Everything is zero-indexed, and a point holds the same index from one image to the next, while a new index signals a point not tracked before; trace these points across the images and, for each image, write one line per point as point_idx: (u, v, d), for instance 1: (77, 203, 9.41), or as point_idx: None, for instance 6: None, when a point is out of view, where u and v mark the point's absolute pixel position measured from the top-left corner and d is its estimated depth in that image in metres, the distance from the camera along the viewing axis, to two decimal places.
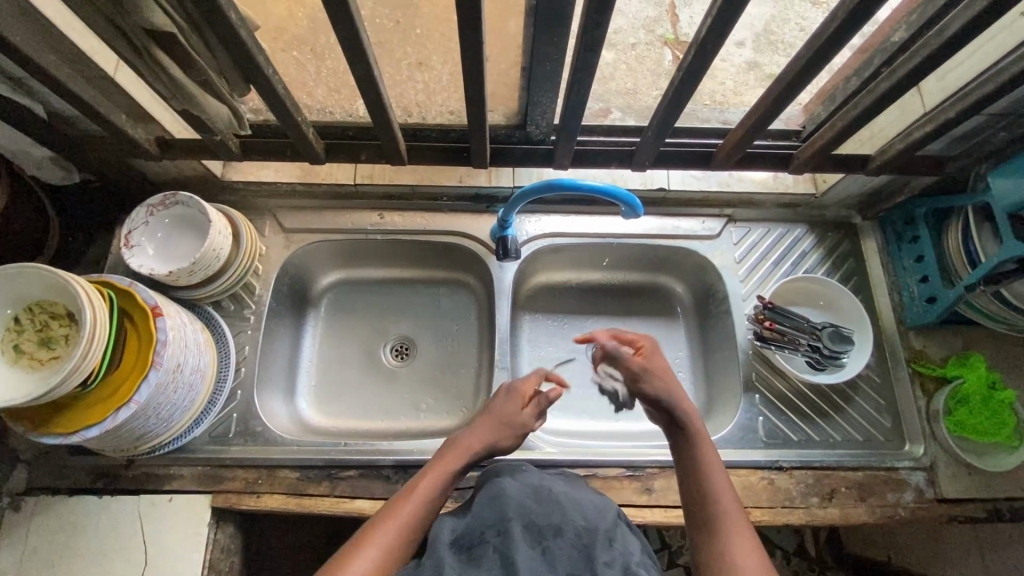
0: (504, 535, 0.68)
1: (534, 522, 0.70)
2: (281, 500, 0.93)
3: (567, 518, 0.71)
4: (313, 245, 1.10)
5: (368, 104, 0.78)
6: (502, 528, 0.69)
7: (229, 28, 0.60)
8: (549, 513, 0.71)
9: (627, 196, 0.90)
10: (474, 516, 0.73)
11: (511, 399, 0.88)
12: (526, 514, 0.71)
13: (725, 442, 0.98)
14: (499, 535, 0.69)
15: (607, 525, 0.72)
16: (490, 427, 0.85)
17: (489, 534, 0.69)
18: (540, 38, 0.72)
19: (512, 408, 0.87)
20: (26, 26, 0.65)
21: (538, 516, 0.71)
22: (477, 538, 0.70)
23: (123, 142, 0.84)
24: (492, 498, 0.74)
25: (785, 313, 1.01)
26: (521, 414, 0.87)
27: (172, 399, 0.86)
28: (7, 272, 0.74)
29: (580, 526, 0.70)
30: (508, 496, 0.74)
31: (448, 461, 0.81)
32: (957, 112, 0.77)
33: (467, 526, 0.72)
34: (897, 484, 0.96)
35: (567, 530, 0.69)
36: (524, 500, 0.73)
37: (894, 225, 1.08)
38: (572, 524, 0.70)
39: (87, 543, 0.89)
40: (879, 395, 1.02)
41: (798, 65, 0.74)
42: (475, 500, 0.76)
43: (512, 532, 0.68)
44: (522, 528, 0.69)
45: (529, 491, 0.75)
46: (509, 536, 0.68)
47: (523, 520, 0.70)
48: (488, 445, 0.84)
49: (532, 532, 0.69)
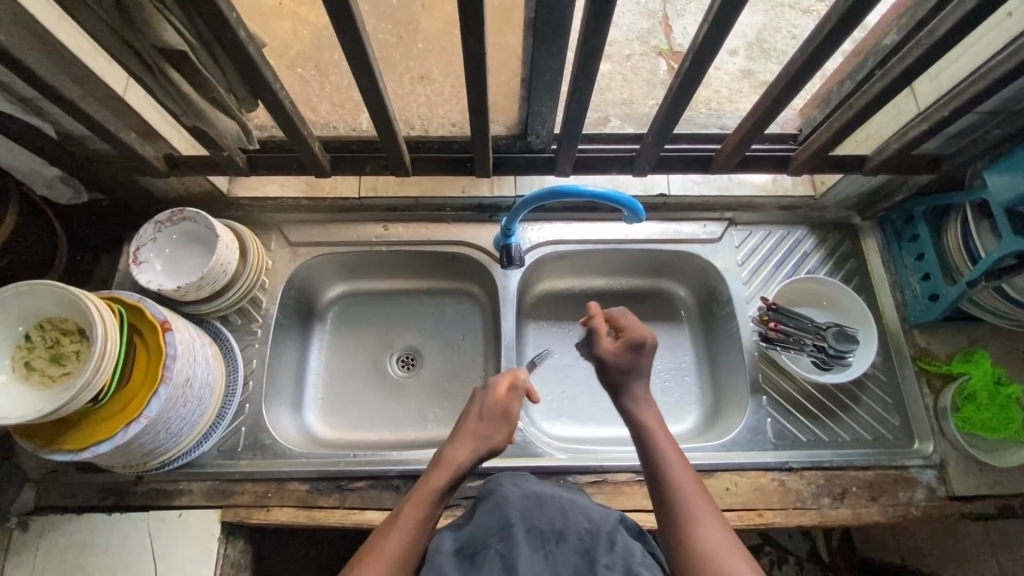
0: (506, 541, 0.69)
1: (537, 527, 0.71)
2: (291, 513, 0.93)
3: (569, 522, 0.71)
4: (319, 258, 1.11)
5: (374, 117, 0.80)
6: (506, 534, 0.70)
7: (239, 45, 0.61)
8: (552, 518, 0.72)
9: (629, 201, 0.90)
10: (475, 524, 0.72)
11: (489, 402, 0.86)
12: (528, 520, 0.71)
13: (734, 445, 0.98)
14: (503, 541, 0.69)
15: (609, 526, 0.71)
16: (472, 434, 0.82)
17: (493, 540, 0.69)
18: (541, 49, 0.74)
19: (496, 416, 0.85)
20: (40, 49, 0.66)
21: (541, 522, 0.71)
22: (479, 543, 0.69)
23: (132, 160, 0.86)
24: (493, 506, 0.74)
25: (789, 314, 1.02)
26: (505, 413, 0.85)
27: (182, 413, 0.87)
28: (17, 289, 0.75)
29: (584, 529, 0.70)
30: (509, 503, 0.74)
31: (434, 477, 0.77)
32: (951, 111, 0.79)
33: (469, 532, 0.71)
34: (907, 483, 0.95)
35: (569, 534, 0.70)
36: (527, 506, 0.73)
37: (893, 224, 1.09)
38: (575, 527, 0.71)
39: (97, 561, 0.89)
40: (886, 394, 1.02)
41: (790, 70, 0.76)
42: (477, 509, 0.75)
43: (514, 538, 0.68)
44: (524, 534, 0.69)
45: (531, 498, 0.75)
46: (511, 542, 0.68)
47: (526, 526, 0.71)
48: (476, 451, 0.80)
49: (534, 537, 0.69)
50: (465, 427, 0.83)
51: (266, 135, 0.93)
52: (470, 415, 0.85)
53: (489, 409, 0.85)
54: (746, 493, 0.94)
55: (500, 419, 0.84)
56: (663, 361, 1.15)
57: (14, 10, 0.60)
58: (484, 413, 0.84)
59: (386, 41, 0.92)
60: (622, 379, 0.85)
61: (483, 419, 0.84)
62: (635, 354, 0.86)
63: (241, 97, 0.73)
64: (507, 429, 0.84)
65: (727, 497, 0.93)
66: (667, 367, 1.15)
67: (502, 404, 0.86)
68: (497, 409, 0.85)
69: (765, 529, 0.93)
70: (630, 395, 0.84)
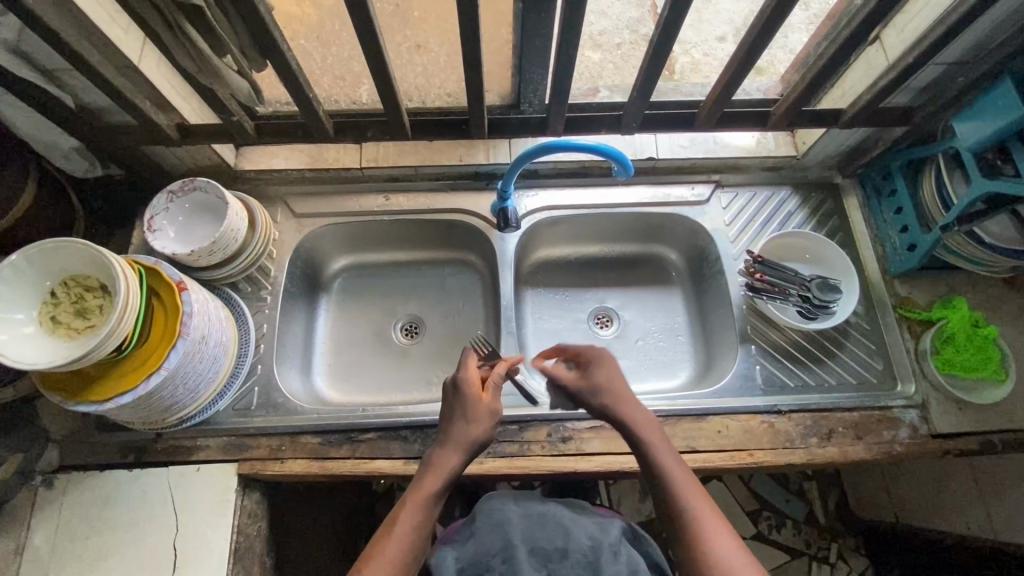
0: (509, 562, 0.79)
1: (539, 547, 0.81)
2: (304, 465, 0.97)
3: (570, 539, 0.81)
4: (323, 228, 1.16)
5: (376, 81, 0.85)
6: (507, 556, 0.80)
7: (250, 4, 0.67)
8: (553, 537, 0.82)
9: (618, 154, 0.94)
10: (478, 545, 0.82)
11: (466, 399, 0.85)
12: (530, 540, 0.81)
13: (725, 391, 1.03)
14: (505, 563, 0.79)
15: (610, 539, 0.82)
16: (455, 434, 0.83)
17: (495, 561, 0.80)
18: (532, 9, 0.79)
19: (475, 410, 0.84)
20: (64, 14, 0.71)
21: (542, 541, 0.82)
22: (483, 565, 0.80)
23: (147, 128, 0.90)
24: (497, 526, 0.83)
25: (775, 266, 1.07)
26: (484, 405, 0.85)
27: (198, 369, 0.91)
28: (44, 247, 0.80)
29: (586, 545, 0.81)
30: (512, 525, 0.83)
31: (426, 483, 0.79)
32: (915, 58, 0.84)
33: (472, 555, 0.81)
34: (891, 422, 1.00)
35: (571, 551, 0.80)
36: (529, 527, 0.83)
37: (872, 180, 1.14)
38: (577, 544, 0.81)
39: (119, 514, 0.94)
40: (869, 340, 1.07)
41: (763, 18, 0.81)
42: (481, 527, 0.85)
43: (516, 560, 0.78)
44: (527, 554, 0.80)
45: (532, 517, 0.84)
46: (514, 563, 0.78)
47: (528, 546, 0.81)
48: (463, 451, 0.82)
49: (537, 557, 0.80)
50: (449, 428, 0.84)
51: (272, 106, 0.98)
52: (453, 414, 0.85)
53: (465, 409, 0.84)
54: (737, 435, 0.98)
55: (480, 414, 0.84)
56: (656, 322, 1.20)
57: None
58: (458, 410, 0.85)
59: (386, 9, 1.00)
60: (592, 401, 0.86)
61: (464, 417, 0.84)
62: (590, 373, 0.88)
63: (251, 56, 0.77)
64: (489, 423, 0.84)
65: (719, 438, 0.98)
66: (659, 327, 1.20)
67: (480, 397, 0.85)
68: (470, 406, 0.85)
69: (756, 468, 0.97)
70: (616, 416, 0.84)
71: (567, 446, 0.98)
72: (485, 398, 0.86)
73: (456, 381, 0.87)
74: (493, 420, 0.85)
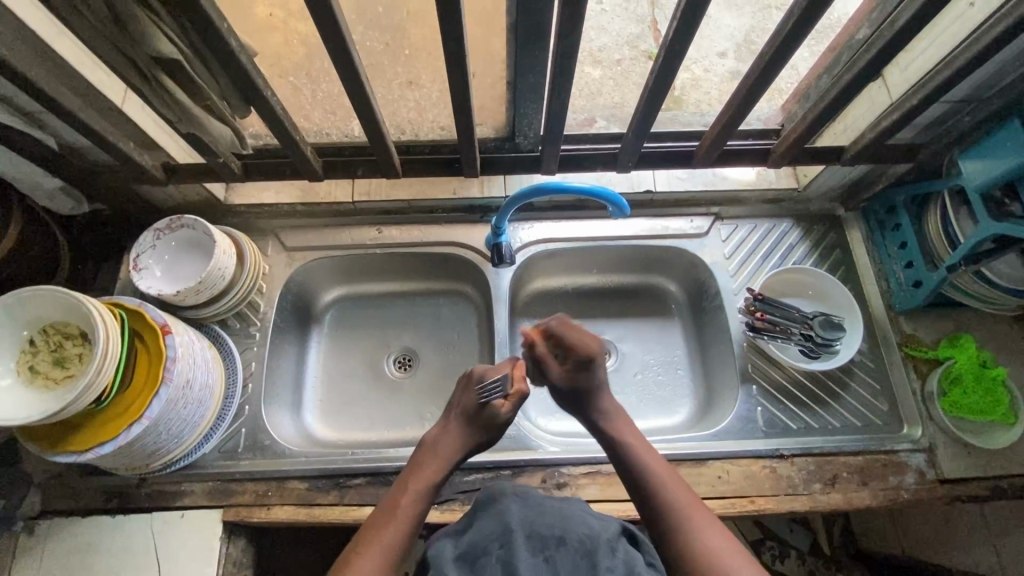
0: (506, 547, 0.68)
1: (536, 533, 0.70)
2: (292, 511, 0.94)
3: (569, 527, 0.71)
4: (314, 261, 1.13)
5: (365, 121, 0.83)
6: (505, 540, 0.69)
7: (232, 55, 0.65)
8: (552, 523, 0.71)
9: (614, 196, 0.92)
10: (475, 533, 0.72)
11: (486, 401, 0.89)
12: (528, 526, 0.71)
13: (725, 434, 1.00)
14: (504, 547, 0.68)
15: (609, 534, 0.71)
16: (463, 434, 0.88)
17: (493, 546, 0.69)
18: (524, 51, 0.77)
19: (489, 417, 0.88)
20: (43, 63, 0.70)
21: (541, 526, 0.71)
22: (480, 550, 0.69)
23: (133, 169, 0.88)
24: (494, 514, 0.74)
25: (774, 304, 1.04)
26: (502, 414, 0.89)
27: (182, 414, 0.89)
28: (19, 295, 0.77)
29: (585, 535, 0.70)
30: (509, 511, 0.73)
31: (426, 474, 0.83)
32: (920, 99, 0.82)
33: (470, 541, 0.70)
34: (897, 467, 0.97)
35: (569, 539, 0.69)
36: (528, 515, 0.73)
37: (876, 214, 1.11)
38: (575, 533, 0.70)
39: (101, 563, 0.91)
40: (874, 380, 1.04)
41: (763, 61, 0.79)
42: (476, 519, 0.75)
43: (514, 543, 0.68)
44: (525, 538, 0.69)
45: (530, 505, 0.75)
46: (511, 547, 0.67)
47: (526, 531, 0.70)
48: (463, 452, 0.87)
49: (534, 543, 0.69)
50: (460, 424, 0.89)
51: (261, 142, 0.97)
52: (466, 412, 0.89)
53: (484, 412, 0.88)
54: (738, 481, 0.95)
55: (489, 423, 0.89)
56: (655, 355, 1.17)
57: (16, 24, 0.63)
58: (470, 414, 0.89)
59: (375, 49, 1.01)
60: (583, 400, 0.92)
61: (477, 419, 0.88)
62: (585, 373, 0.92)
63: (235, 102, 0.76)
64: (498, 430, 0.90)
65: (720, 485, 0.95)
66: (658, 360, 1.17)
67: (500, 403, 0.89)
68: (489, 411, 0.88)
69: (757, 516, 0.95)
70: (600, 412, 0.91)
71: (562, 493, 0.95)
72: (505, 404, 0.89)
73: (480, 387, 0.89)
74: (501, 428, 0.90)
